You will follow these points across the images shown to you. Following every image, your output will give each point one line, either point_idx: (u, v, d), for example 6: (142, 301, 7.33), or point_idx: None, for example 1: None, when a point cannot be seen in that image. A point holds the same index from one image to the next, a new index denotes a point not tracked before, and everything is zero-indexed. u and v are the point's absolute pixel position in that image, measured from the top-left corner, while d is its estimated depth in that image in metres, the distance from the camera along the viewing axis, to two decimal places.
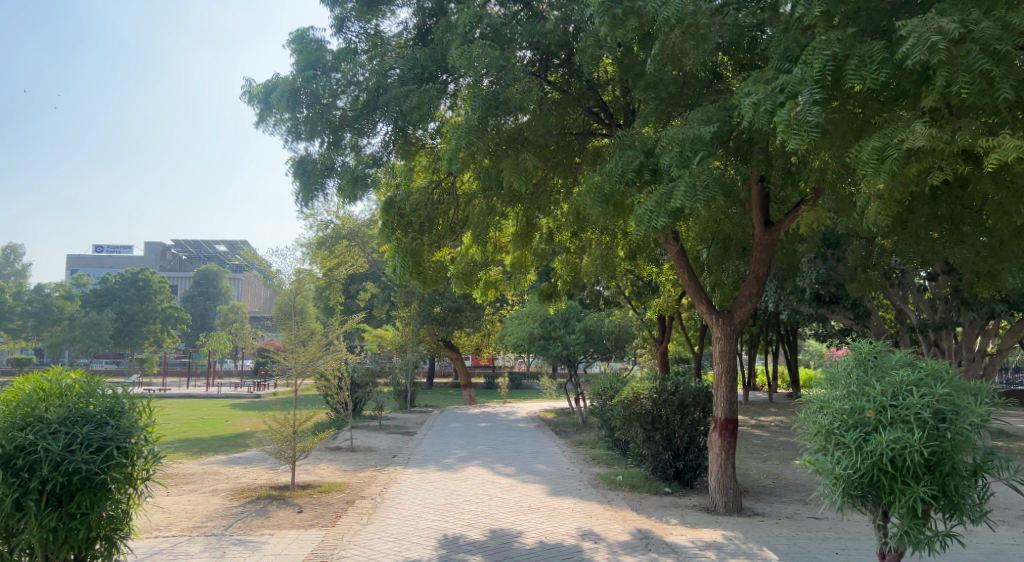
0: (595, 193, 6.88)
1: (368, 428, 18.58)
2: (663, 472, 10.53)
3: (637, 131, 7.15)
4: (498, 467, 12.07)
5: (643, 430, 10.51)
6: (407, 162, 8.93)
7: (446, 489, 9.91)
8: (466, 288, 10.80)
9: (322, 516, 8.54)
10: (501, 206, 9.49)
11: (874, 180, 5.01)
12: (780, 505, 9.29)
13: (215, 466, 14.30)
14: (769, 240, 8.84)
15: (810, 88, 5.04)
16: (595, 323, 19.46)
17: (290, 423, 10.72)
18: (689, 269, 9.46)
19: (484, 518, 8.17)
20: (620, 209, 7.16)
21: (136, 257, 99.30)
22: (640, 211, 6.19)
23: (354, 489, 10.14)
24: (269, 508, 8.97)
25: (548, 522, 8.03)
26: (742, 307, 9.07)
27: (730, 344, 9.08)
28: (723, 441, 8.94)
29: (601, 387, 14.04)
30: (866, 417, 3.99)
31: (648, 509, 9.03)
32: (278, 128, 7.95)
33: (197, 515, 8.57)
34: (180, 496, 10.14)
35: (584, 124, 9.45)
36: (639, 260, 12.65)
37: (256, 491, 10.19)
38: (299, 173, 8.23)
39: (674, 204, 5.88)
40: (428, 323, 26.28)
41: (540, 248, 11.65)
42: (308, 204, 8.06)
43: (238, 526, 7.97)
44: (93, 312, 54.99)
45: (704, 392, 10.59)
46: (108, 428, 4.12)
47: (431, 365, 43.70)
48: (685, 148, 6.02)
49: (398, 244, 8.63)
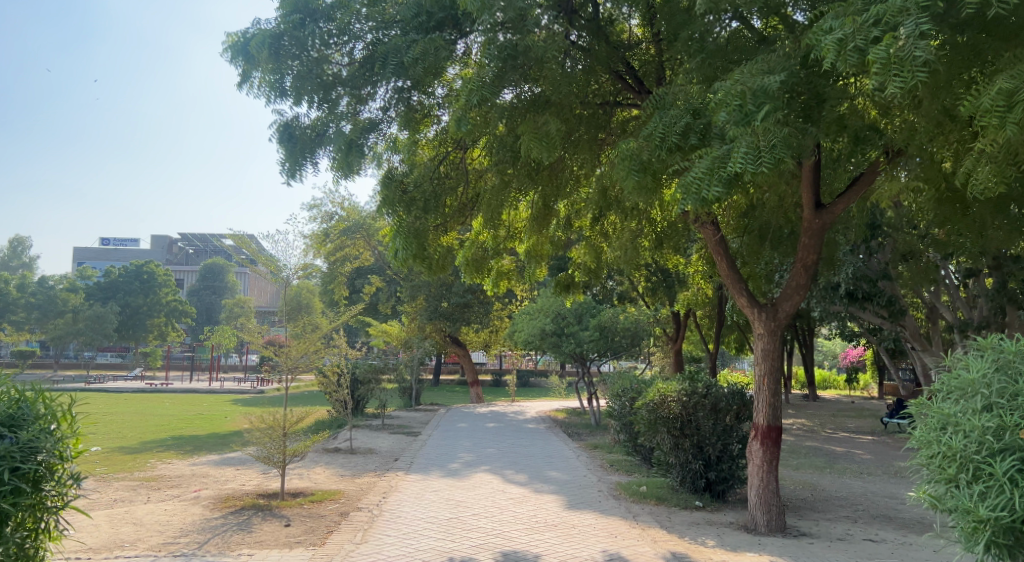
0: (630, 161, 5.86)
1: (371, 427, 17.67)
2: (692, 483, 9.47)
3: (681, 89, 6.12)
4: (509, 474, 11.06)
5: (670, 437, 9.49)
6: (413, 134, 8.00)
7: (451, 500, 8.89)
8: (476, 278, 9.75)
9: (311, 532, 7.54)
10: (517, 185, 8.46)
11: (998, 135, 4.00)
12: (829, 523, 8.25)
13: (205, 467, 13.36)
14: (819, 223, 7.78)
15: (914, 18, 4.02)
16: (610, 319, 18.40)
17: (280, 425, 9.59)
18: (729, 257, 8.38)
19: (496, 537, 7.15)
20: (660, 182, 6.15)
21: (142, 251, 99.00)
22: (687, 180, 5.26)
23: (350, 499, 9.14)
24: (253, 521, 7.98)
25: (567, 544, 6.99)
26: (789, 300, 8.00)
27: (774, 341, 8.00)
28: (765, 451, 7.87)
29: (620, 388, 12.97)
30: (1020, 440, 3.01)
31: (680, 527, 7.97)
32: (260, 85, 6.91)
33: (170, 529, 7.60)
34: (156, 505, 9.17)
35: (611, 91, 8.38)
36: (665, 251, 11.59)
37: (241, 499, 9.20)
38: (284, 139, 7.25)
39: (731, 169, 4.91)
40: (435, 319, 25.23)
41: (558, 235, 10.62)
42: (295, 178, 7.06)
43: (214, 543, 7.03)
44: (97, 305, 54.44)
45: (738, 395, 9.57)
46: (4, 442, 3.32)
47: (437, 362, 42.70)
48: (745, 101, 5.00)
49: (399, 224, 7.63)
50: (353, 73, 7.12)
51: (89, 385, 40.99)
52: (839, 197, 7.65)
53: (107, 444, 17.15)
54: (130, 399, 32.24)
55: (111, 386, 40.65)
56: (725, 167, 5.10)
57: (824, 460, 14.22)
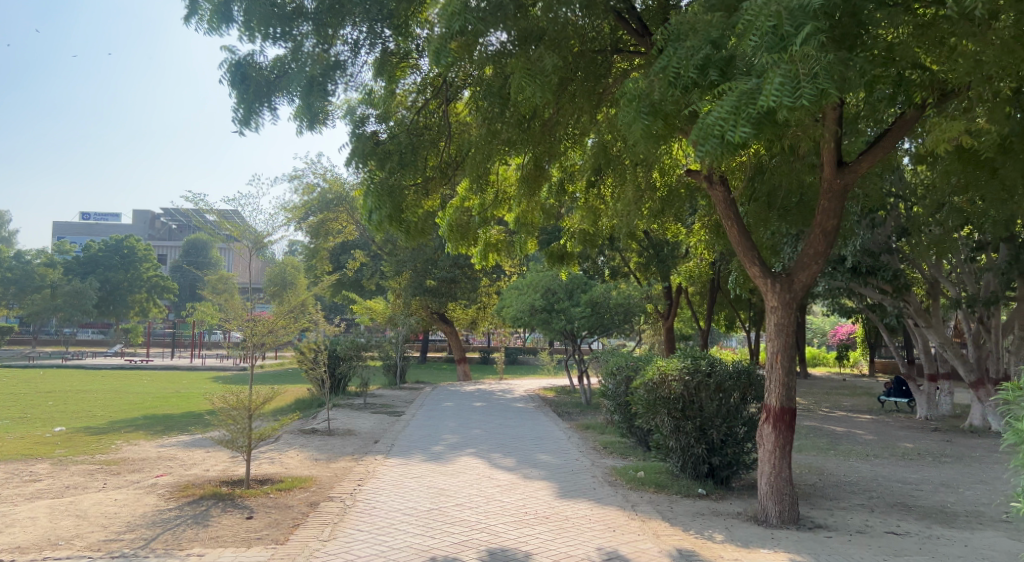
0: (638, 103, 5.07)
1: (352, 407, 16.87)
2: (694, 469, 8.79)
3: (697, 18, 5.25)
4: (496, 458, 10.29)
5: (671, 419, 8.74)
6: (389, 84, 7.23)
7: (432, 488, 8.12)
8: (461, 246, 8.82)
9: (274, 526, 6.74)
10: (507, 141, 7.58)
11: None
12: (844, 513, 7.57)
13: (172, 450, 12.51)
14: (841, 184, 6.98)
15: None
16: (602, 295, 17.55)
17: (245, 406, 8.63)
18: (739, 221, 7.54)
19: (482, 533, 6.39)
20: (671, 130, 5.36)
21: (124, 227, 97.12)
22: (708, 121, 4.46)
23: (321, 488, 8.34)
24: (211, 513, 7.16)
25: (560, 540, 6.23)
26: (806, 270, 7.19)
27: (789, 315, 7.19)
28: (778, 435, 7.12)
29: (614, 366, 12.20)
30: None
31: (683, 519, 7.23)
32: (209, 17, 6.07)
33: (116, 523, 6.78)
34: (106, 494, 8.34)
35: (610, 37, 7.50)
36: (664, 219, 10.77)
37: (202, 487, 8.36)
38: (236, 81, 6.34)
39: (760, 104, 4.11)
40: (420, 295, 24.30)
41: (549, 202, 9.74)
42: (249, 125, 6.11)
43: (162, 540, 6.22)
44: (76, 280, 53.02)
45: (745, 374, 8.76)
46: None
47: (424, 339, 41.90)
48: (782, 21, 4.22)
49: (372, 183, 6.82)
50: (319, 7, 6.38)
51: (66, 361, 39.87)
52: (864, 153, 6.85)
53: (73, 424, 16.30)
54: (107, 376, 31.28)
55: (89, 363, 39.65)
56: (755, 103, 4.31)
57: (827, 441, 13.57)
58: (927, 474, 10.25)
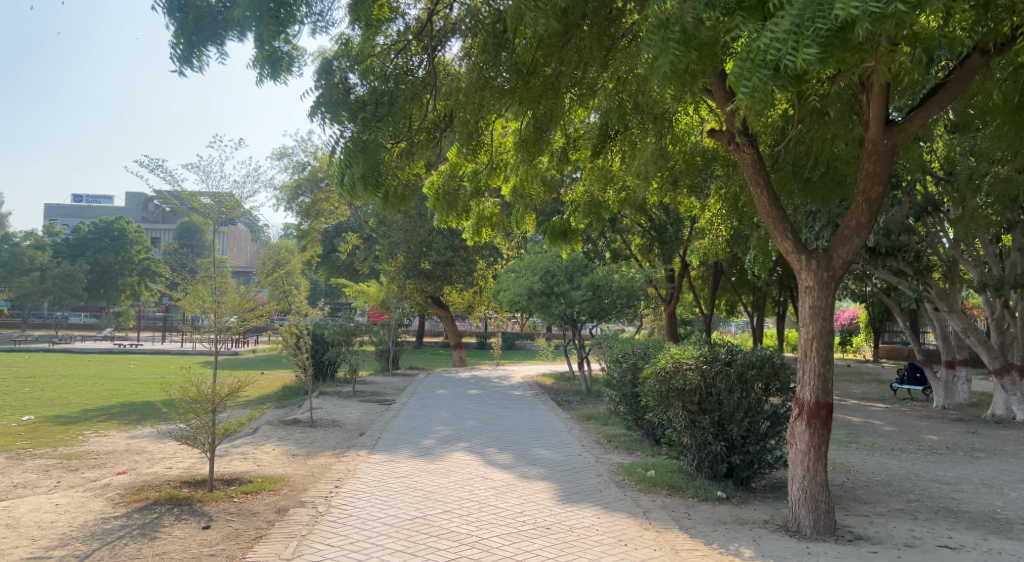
0: (666, 31, 4.10)
1: (340, 395, 15.98)
2: (711, 468, 7.88)
3: None
4: (491, 453, 9.38)
5: (685, 413, 7.82)
6: (365, 33, 6.40)
7: (418, 491, 7.22)
8: (449, 218, 7.84)
9: (232, 538, 5.81)
10: (502, 97, 6.59)
11: None
12: (886, 521, 6.68)
13: (141, 443, 11.55)
14: (889, 145, 5.96)
15: None
16: (604, 277, 16.59)
17: (207, 400, 7.57)
18: (769, 187, 6.54)
19: (473, 548, 5.47)
20: (702, 68, 4.48)
21: (116, 210, 95.77)
22: (759, 45, 3.54)
23: (293, 490, 7.42)
24: (162, 522, 6.23)
25: (563, 558, 5.31)
26: (846, 245, 6.17)
27: (826, 297, 6.20)
28: (813, 435, 6.14)
29: (619, 353, 11.31)
30: None
31: (703, 529, 6.32)
32: None
33: (49, 535, 5.84)
34: (51, 496, 7.39)
35: None
36: (678, 190, 9.88)
37: (159, 489, 7.43)
38: (175, 8, 5.60)
39: (836, 14, 3.15)
40: (414, 278, 23.37)
41: (551, 172, 8.78)
42: (190, 61, 5.38)
43: (95, 558, 5.28)
44: (65, 263, 51.84)
45: (768, 362, 7.81)
46: None
47: (419, 324, 41.09)
48: None
49: (349, 138, 5.89)
50: None
51: (53, 345, 38.75)
52: (917, 108, 5.85)
53: (45, 412, 15.36)
54: (93, 361, 30.33)
55: (77, 347, 38.64)
56: (825, 15, 3.35)
57: (847, 433, 12.65)
58: (964, 472, 9.34)
